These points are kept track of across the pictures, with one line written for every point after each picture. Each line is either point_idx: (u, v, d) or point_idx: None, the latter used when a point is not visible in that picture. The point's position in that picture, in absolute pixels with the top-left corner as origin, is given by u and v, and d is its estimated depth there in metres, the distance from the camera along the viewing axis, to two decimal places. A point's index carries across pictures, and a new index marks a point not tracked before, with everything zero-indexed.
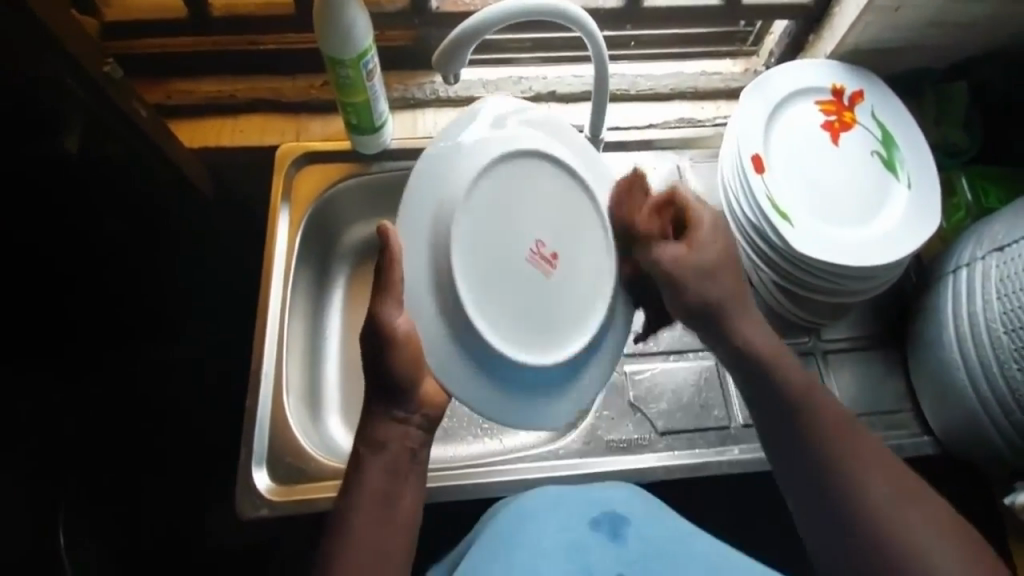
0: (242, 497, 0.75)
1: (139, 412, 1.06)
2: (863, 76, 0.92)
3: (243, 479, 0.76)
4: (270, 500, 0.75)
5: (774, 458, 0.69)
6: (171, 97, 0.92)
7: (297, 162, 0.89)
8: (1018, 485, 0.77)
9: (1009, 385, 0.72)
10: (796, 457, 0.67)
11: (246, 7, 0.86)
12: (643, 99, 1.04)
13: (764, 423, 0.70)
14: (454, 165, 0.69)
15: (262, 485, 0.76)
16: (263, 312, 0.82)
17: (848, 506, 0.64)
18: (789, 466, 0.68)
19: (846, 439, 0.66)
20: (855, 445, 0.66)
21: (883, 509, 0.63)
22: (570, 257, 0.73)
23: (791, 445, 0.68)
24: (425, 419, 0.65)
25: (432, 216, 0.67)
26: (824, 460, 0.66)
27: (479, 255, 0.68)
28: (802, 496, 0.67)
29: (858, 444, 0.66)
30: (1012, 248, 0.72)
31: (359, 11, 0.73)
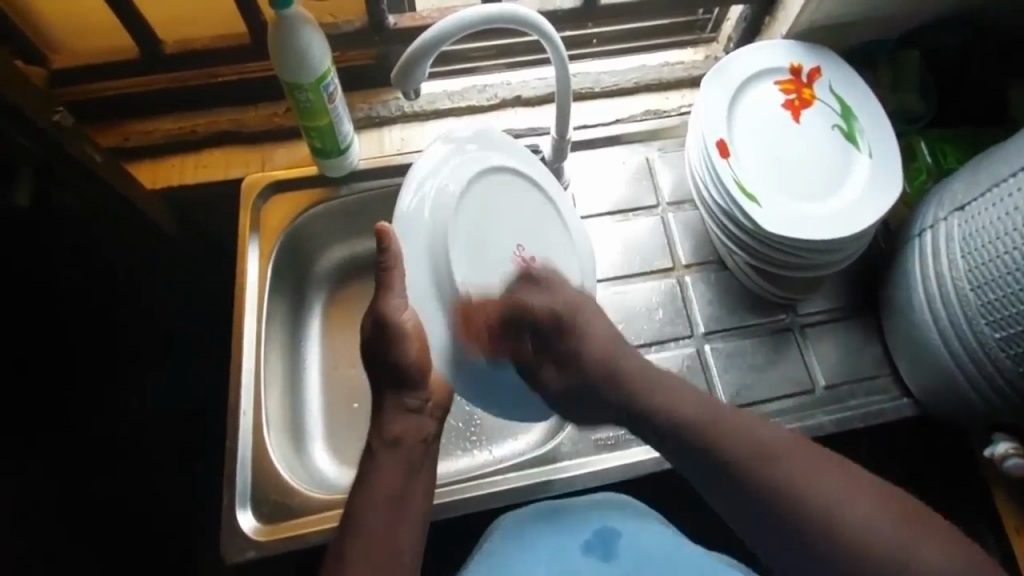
0: (227, 539, 0.75)
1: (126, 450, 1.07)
2: (819, 52, 0.94)
3: (227, 520, 0.75)
4: (256, 540, 0.75)
5: (745, 532, 0.62)
6: (129, 139, 0.92)
7: (264, 193, 0.89)
8: (997, 437, 0.78)
9: (979, 340, 0.73)
10: (767, 530, 0.59)
11: (199, 41, 0.87)
12: (607, 96, 1.06)
13: (726, 504, 0.62)
14: (435, 191, 0.68)
15: (247, 525, 0.75)
16: (239, 346, 0.82)
17: (837, 547, 0.56)
18: (759, 534, 0.60)
19: (783, 467, 0.60)
20: (804, 467, 0.60)
21: (884, 544, 0.56)
22: (545, 262, 0.79)
23: (750, 514, 0.60)
24: (436, 408, 0.70)
25: (429, 241, 0.66)
26: (786, 509, 0.58)
27: (480, 269, 0.70)
28: (790, 562, 0.59)
29: (788, 458, 0.60)
30: (972, 207, 0.73)
31: (315, 34, 0.74)
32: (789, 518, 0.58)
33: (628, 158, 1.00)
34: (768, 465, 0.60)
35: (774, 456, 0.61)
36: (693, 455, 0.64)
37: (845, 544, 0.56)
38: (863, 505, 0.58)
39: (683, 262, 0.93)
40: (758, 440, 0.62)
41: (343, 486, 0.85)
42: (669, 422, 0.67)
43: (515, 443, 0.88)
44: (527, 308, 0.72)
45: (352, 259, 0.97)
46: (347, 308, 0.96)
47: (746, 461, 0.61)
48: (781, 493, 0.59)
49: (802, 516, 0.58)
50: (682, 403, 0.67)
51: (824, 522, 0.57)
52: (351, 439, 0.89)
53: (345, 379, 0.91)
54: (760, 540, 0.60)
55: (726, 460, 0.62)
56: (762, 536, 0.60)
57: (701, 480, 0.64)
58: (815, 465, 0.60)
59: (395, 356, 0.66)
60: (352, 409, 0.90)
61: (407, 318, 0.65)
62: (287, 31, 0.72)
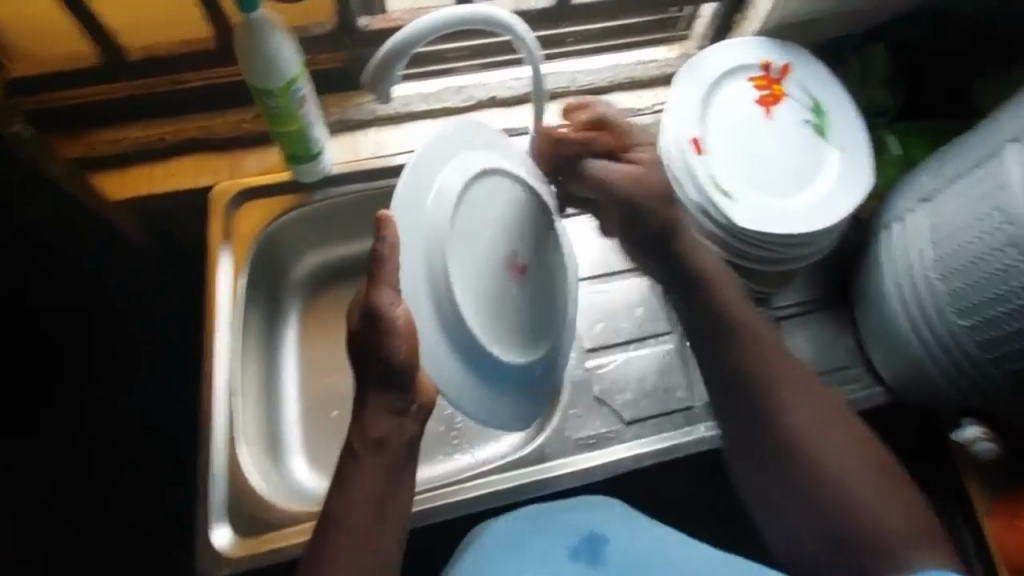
0: (202, 556, 0.73)
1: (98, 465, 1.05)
2: (789, 49, 0.96)
3: (201, 538, 0.73)
4: (231, 557, 0.73)
5: (744, 468, 0.70)
6: (91, 148, 0.89)
7: (234, 200, 0.87)
8: (965, 421, 0.81)
9: (947, 327, 0.75)
10: (771, 477, 0.67)
11: (164, 47, 0.85)
12: (583, 95, 1.06)
13: (737, 442, 0.70)
14: (435, 191, 0.66)
15: (221, 542, 0.74)
16: (210, 358, 0.80)
17: (826, 507, 0.64)
18: (761, 477, 0.68)
19: (817, 431, 0.67)
20: (822, 434, 0.66)
21: (865, 509, 0.63)
22: (537, 272, 0.75)
23: (763, 454, 0.68)
24: (423, 411, 0.65)
25: (425, 241, 0.64)
26: (795, 463, 0.66)
27: (469, 274, 0.67)
28: (772, 498, 0.67)
29: (820, 422, 0.67)
30: (938, 198, 0.75)
31: (284, 38, 0.73)
32: (793, 469, 0.66)
33: None
34: (803, 430, 0.67)
35: (790, 393, 0.68)
36: (738, 388, 0.70)
37: (825, 482, 0.65)
38: (849, 447, 0.66)
39: None
40: (801, 400, 0.68)
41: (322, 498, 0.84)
42: (729, 358, 0.71)
43: (497, 445, 0.88)
44: (606, 173, 0.75)
45: (328, 265, 0.96)
46: (322, 316, 0.95)
47: (760, 387, 0.69)
48: (797, 446, 0.66)
49: (795, 444, 0.66)
50: (772, 348, 0.71)
51: (815, 485, 0.65)
52: (329, 449, 0.88)
53: (322, 387, 0.90)
54: (754, 478, 0.69)
55: (762, 403, 0.68)
56: (762, 478, 0.68)
57: (726, 411, 0.71)
58: (821, 414, 0.67)
59: (383, 351, 0.60)
60: (331, 418, 0.89)
61: (400, 313, 0.60)
62: (254, 36, 0.71)
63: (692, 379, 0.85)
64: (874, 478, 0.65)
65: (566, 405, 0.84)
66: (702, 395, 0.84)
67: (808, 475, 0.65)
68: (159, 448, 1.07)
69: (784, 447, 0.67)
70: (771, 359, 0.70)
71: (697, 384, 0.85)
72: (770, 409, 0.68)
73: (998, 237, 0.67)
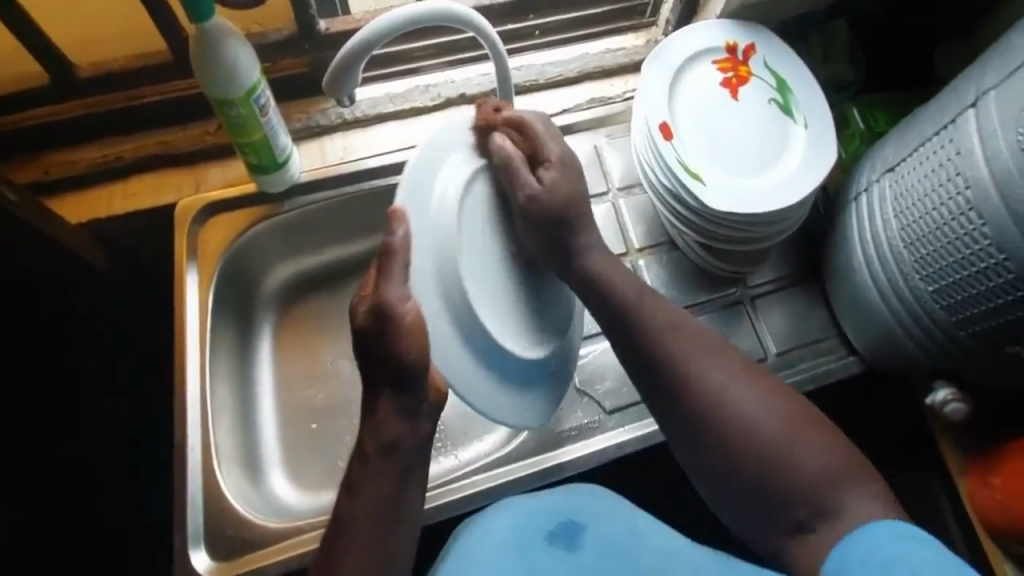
0: None
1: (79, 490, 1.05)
2: (752, 30, 0.96)
3: (181, 560, 0.74)
4: None
5: (663, 424, 0.66)
6: (49, 171, 0.87)
7: (200, 216, 0.87)
8: (937, 384, 0.82)
9: (913, 293, 0.76)
10: (688, 430, 0.64)
11: (118, 62, 0.84)
12: (551, 86, 1.06)
13: (649, 398, 0.67)
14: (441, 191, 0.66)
15: (201, 565, 0.74)
16: (183, 379, 0.80)
17: (746, 452, 0.61)
18: (677, 429, 0.65)
19: (713, 368, 0.64)
20: (722, 374, 0.64)
21: (784, 446, 0.61)
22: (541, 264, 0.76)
23: (671, 412, 0.65)
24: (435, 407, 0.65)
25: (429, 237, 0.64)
26: (703, 412, 0.63)
27: (476, 267, 0.68)
28: (699, 458, 0.64)
29: (710, 355, 0.65)
30: (901, 167, 0.76)
31: (242, 46, 0.72)
32: (703, 424, 0.63)
33: (576, 147, 1.01)
34: (696, 371, 0.64)
35: (692, 353, 0.65)
36: (625, 334, 0.68)
37: (741, 431, 0.62)
38: (761, 396, 0.63)
39: (637, 246, 0.94)
40: (681, 339, 0.66)
41: (305, 512, 0.84)
42: (580, 267, 0.71)
43: (482, 442, 0.88)
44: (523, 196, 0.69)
45: (301, 275, 0.95)
46: (300, 326, 0.94)
47: (660, 350, 0.66)
48: (703, 391, 0.63)
49: (701, 398, 0.63)
50: (617, 275, 0.71)
51: (729, 430, 0.62)
52: (312, 461, 0.87)
53: (302, 399, 0.90)
54: (675, 435, 0.65)
55: (646, 343, 0.67)
56: (677, 432, 0.65)
57: (630, 363, 0.68)
58: (710, 352, 0.65)
59: (391, 348, 0.60)
60: (312, 429, 0.89)
61: (409, 310, 0.60)
62: (211, 44, 0.70)
63: None
64: (784, 418, 0.62)
65: None
66: None
67: (719, 424, 0.62)
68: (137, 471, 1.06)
69: (688, 402, 0.64)
70: (666, 318, 0.68)
71: None
72: (673, 375, 0.65)
73: (959, 202, 0.68)
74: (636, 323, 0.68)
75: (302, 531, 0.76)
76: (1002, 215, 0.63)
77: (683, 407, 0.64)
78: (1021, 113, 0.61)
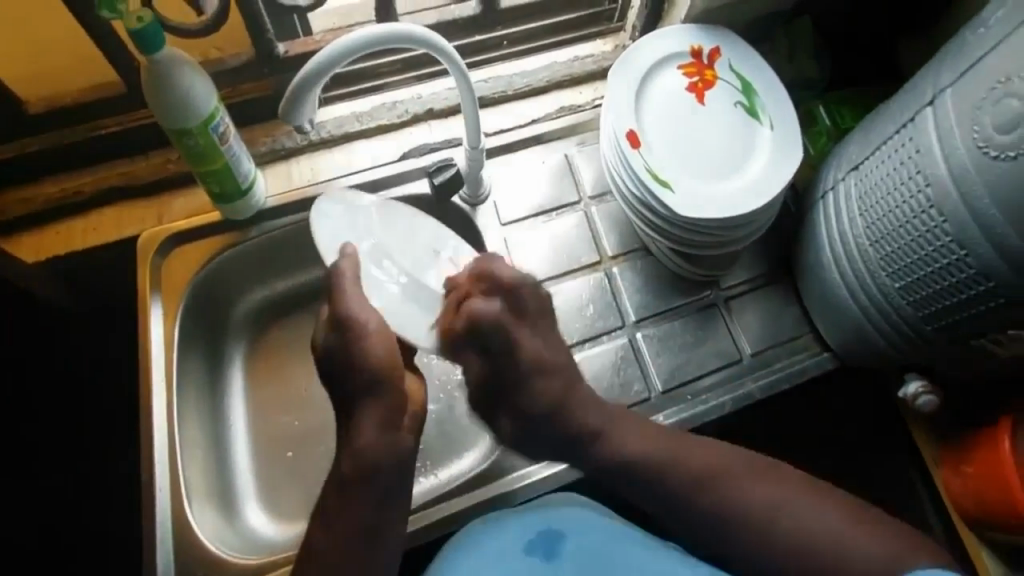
0: None
1: (48, 529, 1.02)
2: (716, 34, 0.97)
3: None
4: None
5: (707, 539, 0.72)
6: (7, 209, 0.85)
7: (163, 247, 0.84)
8: (908, 377, 0.83)
9: (880, 290, 0.77)
10: (735, 540, 0.70)
11: (72, 96, 0.82)
12: (520, 97, 1.06)
13: (694, 531, 0.72)
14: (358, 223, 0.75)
15: None
16: (151, 416, 0.78)
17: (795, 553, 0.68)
18: (726, 545, 0.71)
19: (754, 488, 0.71)
20: (768, 493, 0.70)
21: (831, 542, 0.67)
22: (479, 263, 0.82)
23: (717, 532, 0.71)
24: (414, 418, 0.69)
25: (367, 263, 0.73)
26: (747, 516, 0.69)
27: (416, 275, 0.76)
28: (747, 557, 0.70)
29: (754, 481, 0.71)
30: (865, 165, 0.77)
31: (197, 76, 0.71)
32: (747, 531, 0.69)
33: (547, 157, 1.00)
34: (748, 499, 0.70)
35: (727, 471, 0.72)
36: (668, 501, 0.72)
37: (789, 538, 0.68)
38: (800, 501, 0.70)
39: (610, 254, 0.94)
40: (728, 464, 0.72)
41: (282, 544, 0.82)
42: (614, 454, 0.73)
43: (464, 459, 0.87)
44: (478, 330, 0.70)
45: (272, 300, 0.93)
46: (273, 352, 0.93)
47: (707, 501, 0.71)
48: (754, 521, 0.69)
49: (748, 520, 0.69)
50: (647, 438, 0.74)
51: (776, 530, 0.68)
52: (289, 491, 0.85)
53: (278, 427, 0.88)
54: (720, 545, 0.71)
55: (673, 467, 0.72)
56: (728, 550, 0.71)
57: (660, 504, 0.73)
58: (751, 472, 0.72)
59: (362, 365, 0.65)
60: (287, 457, 0.87)
61: (372, 319, 0.66)
62: (164, 77, 0.69)
63: (646, 372, 0.87)
64: (821, 516, 0.69)
65: None
66: (657, 385, 0.87)
67: (771, 545, 0.69)
68: (109, 506, 1.03)
69: (736, 532, 0.70)
70: (696, 466, 0.72)
71: (652, 375, 0.87)
72: (709, 493, 0.71)
73: (920, 199, 0.69)
74: (660, 472, 0.72)
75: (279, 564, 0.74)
76: (962, 211, 0.64)
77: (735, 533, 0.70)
78: (975, 111, 0.62)
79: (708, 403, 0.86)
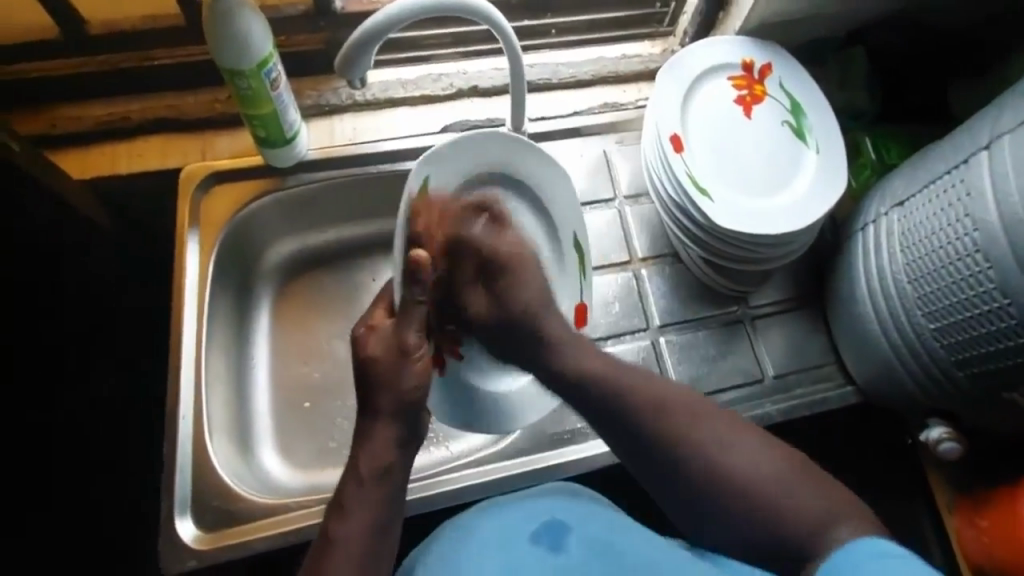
0: (166, 548, 0.71)
1: (45, 450, 1.02)
2: (770, 49, 0.95)
3: (165, 528, 0.71)
4: (196, 549, 0.71)
5: (622, 454, 0.66)
6: (53, 125, 0.85)
7: (204, 183, 0.84)
8: (932, 421, 0.83)
9: (914, 330, 0.77)
10: (657, 470, 0.63)
11: (129, 22, 0.82)
12: (565, 87, 1.04)
13: (621, 449, 0.65)
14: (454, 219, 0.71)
15: (187, 534, 0.72)
16: (176, 348, 0.77)
17: (726, 498, 0.60)
18: (642, 464, 0.64)
19: (704, 428, 0.62)
20: (712, 431, 0.62)
21: (776, 494, 0.59)
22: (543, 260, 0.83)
23: (649, 460, 0.63)
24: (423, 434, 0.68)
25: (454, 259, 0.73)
26: (677, 454, 0.62)
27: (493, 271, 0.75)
28: (665, 489, 0.63)
29: (702, 420, 0.63)
30: (910, 202, 0.76)
31: (255, 17, 0.69)
32: (688, 471, 0.61)
33: (586, 150, 1.00)
34: (693, 433, 0.62)
35: (682, 412, 0.63)
36: (600, 412, 0.66)
37: (727, 482, 0.60)
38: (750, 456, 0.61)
39: (640, 256, 0.94)
40: (660, 397, 0.65)
41: (293, 490, 0.82)
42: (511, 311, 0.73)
43: (475, 437, 0.87)
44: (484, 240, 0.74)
45: (302, 253, 0.93)
46: (297, 306, 0.92)
47: (650, 435, 0.63)
48: (703, 462, 0.61)
49: (693, 459, 0.61)
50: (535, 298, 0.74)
51: (707, 476, 0.60)
52: (303, 442, 0.85)
53: (298, 376, 0.88)
54: (640, 470, 0.65)
55: (580, 381, 0.68)
56: (644, 468, 0.64)
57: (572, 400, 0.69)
58: (718, 419, 0.63)
59: (396, 384, 0.63)
60: (304, 408, 0.87)
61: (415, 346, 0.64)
62: (223, 14, 0.68)
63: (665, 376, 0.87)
64: (756, 464, 0.60)
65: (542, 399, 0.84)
66: None
67: (715, 491, 0.60)
68: (110, 441, 1.03)
69: (682, 467, 0.61)
70: (649, 393, 0.65)
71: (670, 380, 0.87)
72: (654, 424, 0.63)
73: (964, 243, 0.68)
74: (606, 400, 0.66)
75: (291, 508, 0.74)
76: (1008, 259, 0.64)
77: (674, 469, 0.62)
78: None
79: (760, 409, 0.86)
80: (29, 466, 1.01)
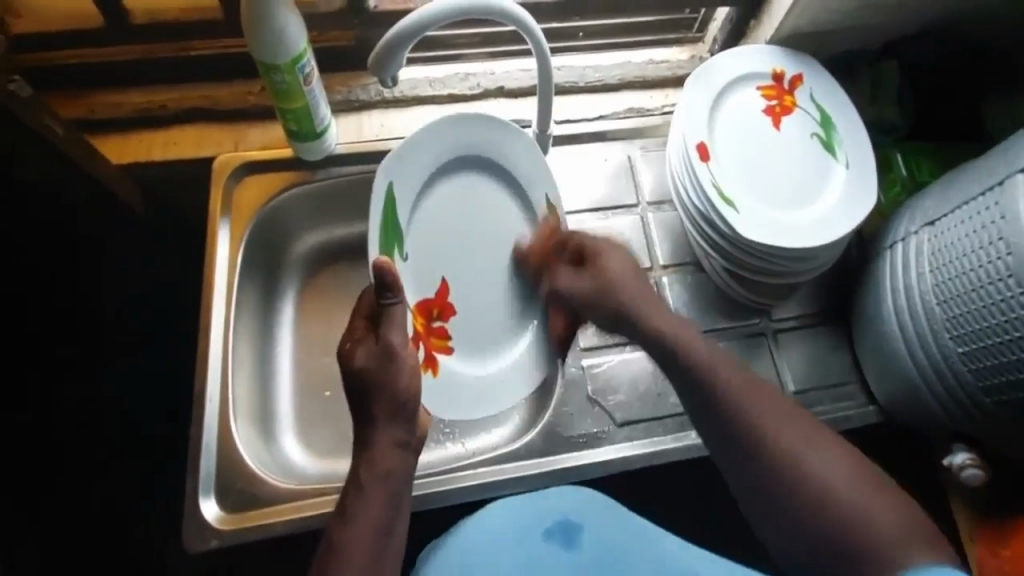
0: (190, 526, 0.73)
1: (72, 426, 1.05)
2: (801, 60, 0.95)
3: (189, 507, 0.73)
4: (219, 529, 0.73)
5: (702, 432, 0.66)
6: (94, 111, 0.87)
7: (237, 173, 0.86)
8: (956, 447, 0.82)
9: (942, 353, 0.75)
10: (739, 454, 0.62)
11: (170, 14, 0.84)
12: (592, 91, 1.04)
13: (705, 429, 0.65)
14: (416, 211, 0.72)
15: (211, 514, 0.73)
16: (205, 332, 0.79)
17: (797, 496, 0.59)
18: (723, 451, 0.64)
19: (772, 419, 0.62)
20: (794, 430, 0.61)
21: (850, 502, 0.58)
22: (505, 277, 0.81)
23: (731, 451, 0.63)
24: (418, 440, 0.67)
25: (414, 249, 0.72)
26: (750, 436, 0.62)
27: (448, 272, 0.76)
28: (745, 484, 0.62)
29: (783, 412, 0.63)
30: (942, 222, 0.75)
31: (291, 14, 0.71)
32: (765, 468, 0.61)
33: (610, 155, 1.00)
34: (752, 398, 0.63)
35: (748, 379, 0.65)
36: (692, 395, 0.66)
37: (805, 482, 0.59)
38: (839, 462, 0.60)
39: (661, 263, 0.93)
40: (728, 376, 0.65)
41: (311, 477, 0.83)
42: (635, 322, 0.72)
43: (492, 435, 0.88)
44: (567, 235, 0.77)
45: (327, 245, 0.94)
46: (320, 297, 0.93)
47: (718, 394, 0.64)
48: (778, 452, 0.60)
49: (770, 452, 0.61)
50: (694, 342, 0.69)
51: (782, 478, 0.60)
52: (323, 431, 0.87)
53: (320, 366, 0.89)
54: (720, 453, 0.64)
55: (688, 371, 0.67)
56: (724, 451, 0.64)
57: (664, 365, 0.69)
58: (790, 415, 0.63)
59: (392, 382, 0.63)
60: (324, 397, 0.88)
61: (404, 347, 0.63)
62: (262, 11, 0.69)
63: None
64: (845, 478, 0.59)
65: (560, 402, 0.83)
66: None
67: (785, 493, 0.60)
68: (135, 420, 1.07)
69: (756, 449, 0.61)
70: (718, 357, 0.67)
71: None
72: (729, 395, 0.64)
73: (998, 267, 0.67)
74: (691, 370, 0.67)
75: (312, 494, 0.76)
76: None
77: (757, 462, 0.61)
78: None
79: None
80: (58, 440, 1.04)
